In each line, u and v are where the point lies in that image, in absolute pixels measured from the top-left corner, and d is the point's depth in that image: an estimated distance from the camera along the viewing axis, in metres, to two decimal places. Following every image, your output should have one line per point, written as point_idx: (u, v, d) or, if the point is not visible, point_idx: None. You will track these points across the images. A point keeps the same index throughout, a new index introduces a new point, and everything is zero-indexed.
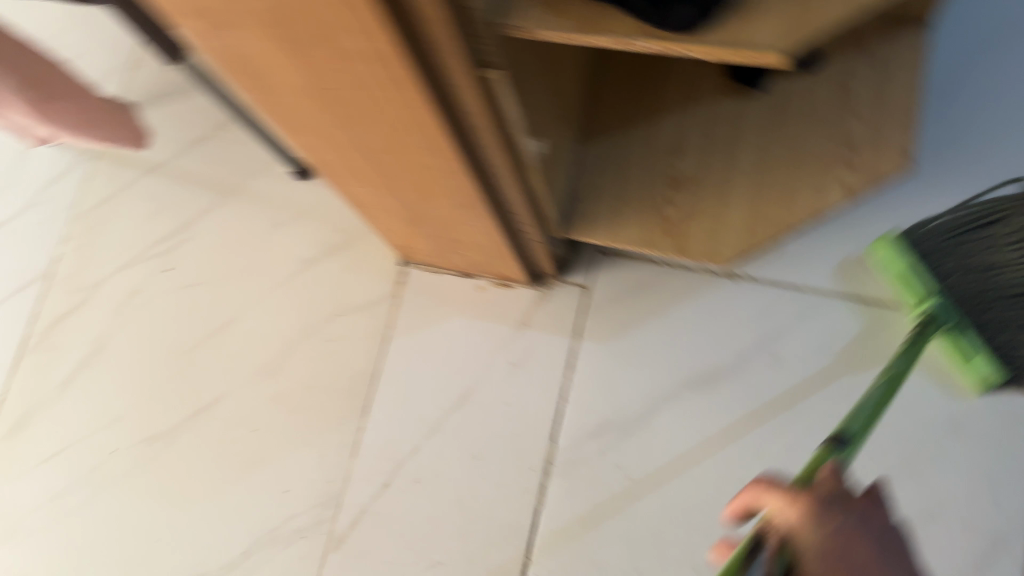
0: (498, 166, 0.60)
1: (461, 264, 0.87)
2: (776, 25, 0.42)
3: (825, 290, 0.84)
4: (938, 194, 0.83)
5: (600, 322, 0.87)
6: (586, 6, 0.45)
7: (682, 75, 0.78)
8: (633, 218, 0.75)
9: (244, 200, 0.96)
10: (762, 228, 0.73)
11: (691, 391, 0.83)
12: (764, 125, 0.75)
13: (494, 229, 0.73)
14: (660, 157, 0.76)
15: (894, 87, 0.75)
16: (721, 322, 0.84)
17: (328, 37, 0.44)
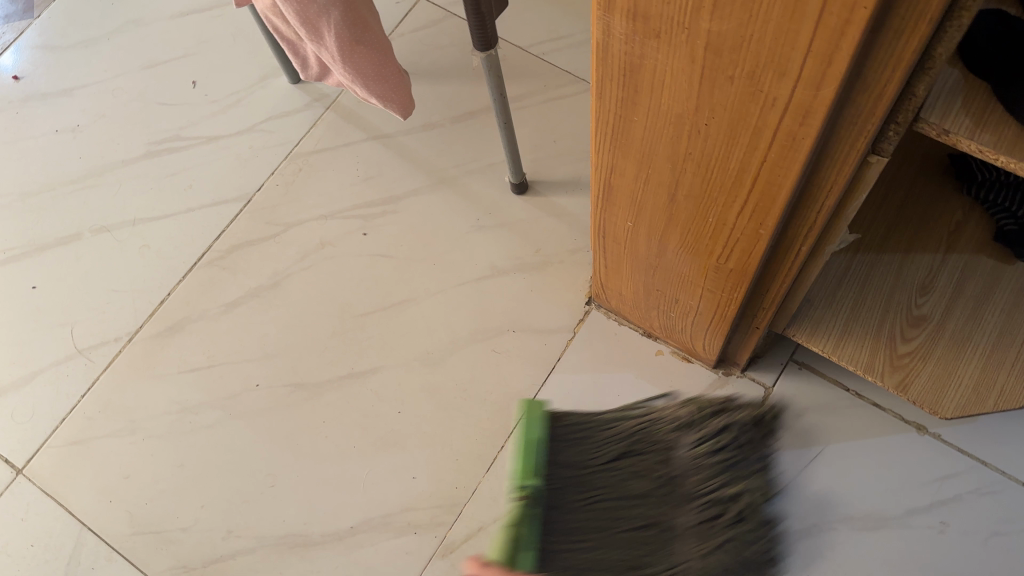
0: (801, 252, 0.60)
1: (652, 323, 0.87)
2: None
3: (1014, 474, 0.81)
4: None
5: (773, 428, 0.84)
6: (1020, 129, 0.45)
7: (946, 223, 0.76)
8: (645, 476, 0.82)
9: (457, 193, 0.98)
10: (990, 395, 0.72)
11: (848, 527, 0.80)
12: (1013, 296, 0.75)
13: (729, 304, 0.72)
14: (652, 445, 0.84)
15: None
16: (896, 470, 0.82)
17: (751, 78, 0.45)
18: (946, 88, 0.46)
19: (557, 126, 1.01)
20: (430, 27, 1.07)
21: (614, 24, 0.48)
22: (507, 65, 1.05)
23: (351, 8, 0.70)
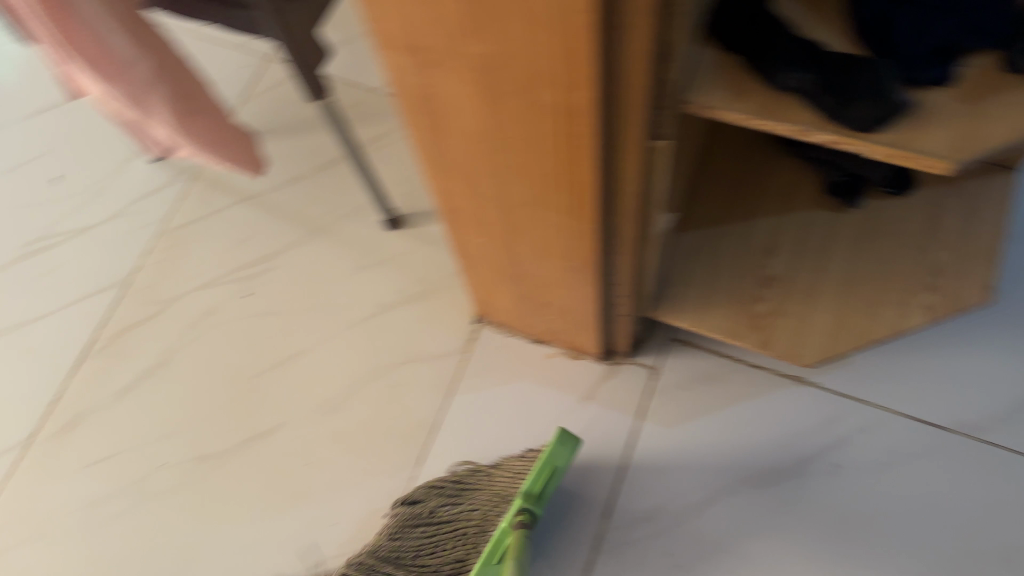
0: (631, 237, 0.63)
1: (535, 329, 0.90)
2: (950, 138, 0.46)
3: (891, 407, 0.86)
4: (1001, 334, 0.88)
5: (666, 406, 0.88)
6: (771, 94, 0.48)
7: (779, 184, 0.83)
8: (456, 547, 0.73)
9: (330, 241, 1.00)
10: (846, 336, 0.77)
11: (749, 487, 0.83)
12: (851, 243, 0.80)
13: (590, 298, 0.75)
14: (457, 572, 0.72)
15: (979, 222, 0.80)
16: (786, 423, 0.86)
17: (524, 89, 0.48)
18: (706, 67, 0.50)
19: None
20: (281, 86, 1.09)
21: (397, 60, 0.51)
22: (362, 111, 1.08)
23: (178, 79, 0.72)
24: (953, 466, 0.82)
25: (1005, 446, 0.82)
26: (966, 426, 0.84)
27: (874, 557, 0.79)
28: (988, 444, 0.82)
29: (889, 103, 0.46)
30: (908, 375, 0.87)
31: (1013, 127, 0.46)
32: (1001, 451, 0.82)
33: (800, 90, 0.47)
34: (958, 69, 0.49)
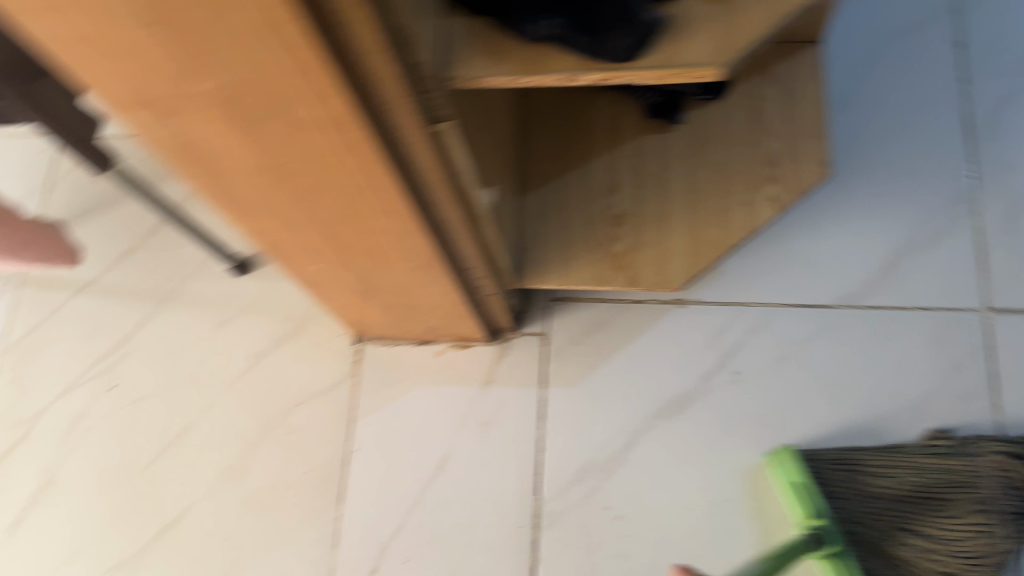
0: (458, 222, 0.61)
1: (415, 332, 0.87)
2: (709, 43, 0.45)
3: (773, 300, 0.86)
4: (854, 199, 0.88)
5: (565, 367, 0.87)
6: (530, 47, 0.47)
7: (605, 121, 0.82)
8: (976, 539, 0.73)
9: (182, 304, 0.94)
10: (705, 251, 0.77)
11: (664, 419, 0.84)
12: (687, 155, 0.80)
13: (451, 289, 0.73)
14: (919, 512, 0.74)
15: (800, 101, 0.80)
16: (680, 349, 0.86)
17: (279, 112, 0.45)
18: (455, 37, 0.47)
19: None
20: None
21: (136, 119, 0.46)
22: None
23: None
24: (846, 343, 0.84)
25: (887, 303, 0.84)
26: (848, 297, 0.85)
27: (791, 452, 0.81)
28: (871, 307, 0.84)
29: (644, 23, 0.45)
30: (779, 266, 0.87)
31: (764, 14, 0.46)
32: (883, 309, 0.84)
33: (555, 36, 0.46)
34: None
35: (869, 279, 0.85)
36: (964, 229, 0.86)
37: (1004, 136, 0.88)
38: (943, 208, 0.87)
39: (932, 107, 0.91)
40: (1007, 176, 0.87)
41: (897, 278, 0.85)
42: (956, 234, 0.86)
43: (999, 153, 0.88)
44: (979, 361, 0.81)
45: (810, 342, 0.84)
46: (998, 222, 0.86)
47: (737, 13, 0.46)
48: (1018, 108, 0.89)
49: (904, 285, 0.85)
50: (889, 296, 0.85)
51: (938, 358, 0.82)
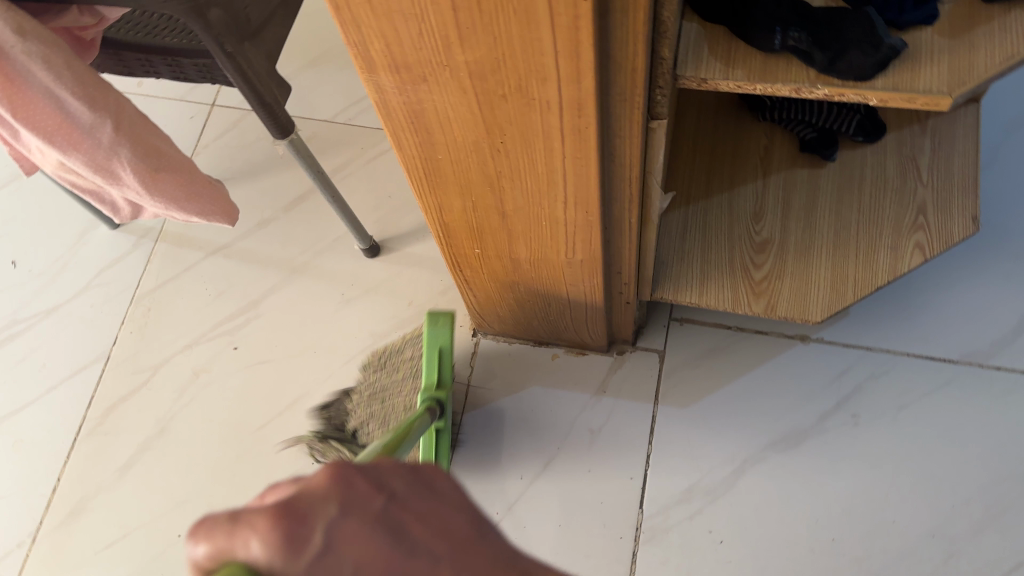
0: (631, 222, 0.63)
1: (538, 332, 0.89)
2: (943, 73, 0.47)
3: (896, 348, 0.87)
4: (986, 263, 0.90)
5: (679, 387, 0.88)
6: (764, 55, 0.48)
7: (755, 149, 0.84)
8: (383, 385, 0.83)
9: (310, 277, 0.98)
10: (846, 288, 0.77)
11: (775, 451, 0.84)
12: (834, 193, 0.82)
13: (594, 292, 0.75)
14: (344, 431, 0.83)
15: (954, 155, 0.81)
16: (799, 385, 0.87)
17: (522, 90, 0.47)
18: (690, 38, 0.49)
19: (385, 181, 1.03)
20: (231, 129, 1.07)
21: (383, 81, 0.49)
22: (318, 141, 1.06)
23: (137, 140, 0.69)
24: (968, 400, 0.84)
25: (1013, 367, 0.84)
26: (974, 355, 0.85)
27: (902, 500, 0.81)
28: (997, 367, 0.85)
29: (886, 47, 0.47)
30: (909, 316, 0.88)
31: (1000, 53, 0.47)
32: (1009, 371, 0.84)
33: (793, 49, 0.48)
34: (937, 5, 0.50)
35: (997, 341, 0.86)
36: None
37: None
38: None
39: None
40: None
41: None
42: None
43: None
44: None
45: (929, 393, 0.84)
46: None
47: (972, 49, 0.48)
48: None
49: None
50: (1016, 360, 0.85)
51: None
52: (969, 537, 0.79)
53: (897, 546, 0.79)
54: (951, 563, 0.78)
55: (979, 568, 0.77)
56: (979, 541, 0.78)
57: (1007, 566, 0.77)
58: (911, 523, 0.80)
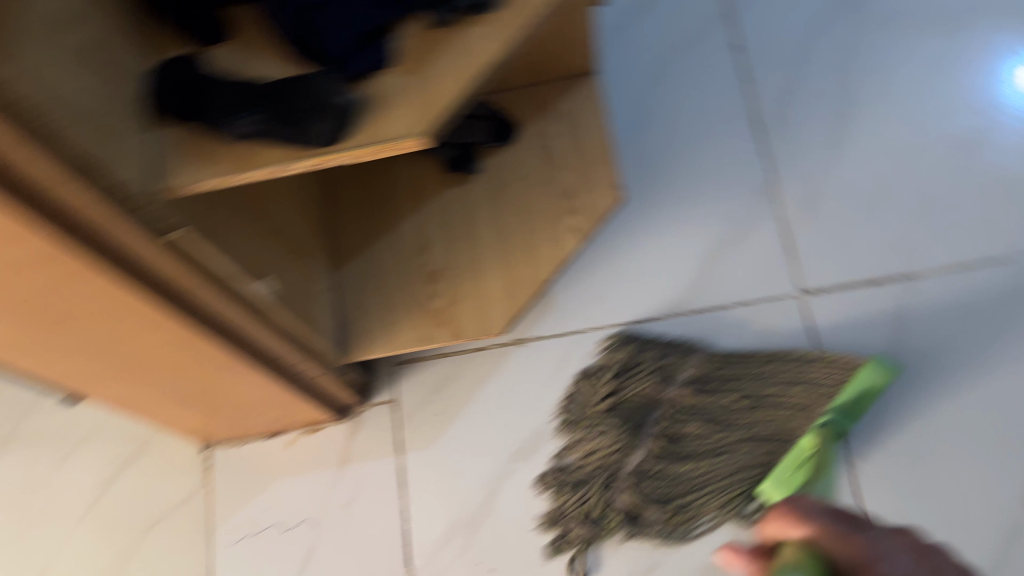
0: (245, 319, 0.61)
1: (258, 426, 0.85)
2: (410, 110, 0.46)
3: (604, 323, 0.89)
4: (663, 212, 0.92)
5: (417, 431, 0.87)
6: (236, 144, 0.47)
7: (405, 182, 0.83)
8: (703, 432, 0.82)
9: (15, 448, 0.89)
10: (519, 289, 0.79)
11: (520, 462, 0.85)
12: (489, 201, 0.82)
13: (270, 382, 0.72)
14: (612, 481, 0.82)
15: (584, 132, 0.84)
16: (526, 390, 0.87)
17: None
18: (161, 146, 0.45)
19: None
20: None
21: None
22: None
23: None
24: (677, 350, 0.86)
25: (708, 307, 0.88)
26: (674, 306, 0.88)
27: (645, 468, 0.83)
28: (695, 312, 0.88)
29: (335, 107, 0.46)
30: (608, 287, 0.90)
31: (459, 72, 0.47)
32: (706, 312, 0.88)
33: (256, 132, 0.46)
34: (394, 45, 0.49)
35: (689, 287, 0.89)
36: (767, 222, 0.90)
37: (788, 129, 0.93)
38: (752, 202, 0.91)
39: (721, 109, 0.95)
40: (797, 166, 0.92)
41: (714, 278, 0.89)
42: (761, 228, 0.90)
43: (788, 145, 0.93)
44: (801, 344, 0.85)
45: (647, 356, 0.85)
46: (796, 209, 0.90)
47: (433, 76, 0.47)
48: (795, 101, 0.94)
49: (722, 284, 0.89)
50: (708, 299, 0.88)
51: (765, 349, 0.85)
52: (711, 482, 0.82)
53: (651, 512, 0.82)
54: (701, 510, 0.81)
55: (726, 506, 0.81)
56: None
57: (749, 493, 0.81)
58: None
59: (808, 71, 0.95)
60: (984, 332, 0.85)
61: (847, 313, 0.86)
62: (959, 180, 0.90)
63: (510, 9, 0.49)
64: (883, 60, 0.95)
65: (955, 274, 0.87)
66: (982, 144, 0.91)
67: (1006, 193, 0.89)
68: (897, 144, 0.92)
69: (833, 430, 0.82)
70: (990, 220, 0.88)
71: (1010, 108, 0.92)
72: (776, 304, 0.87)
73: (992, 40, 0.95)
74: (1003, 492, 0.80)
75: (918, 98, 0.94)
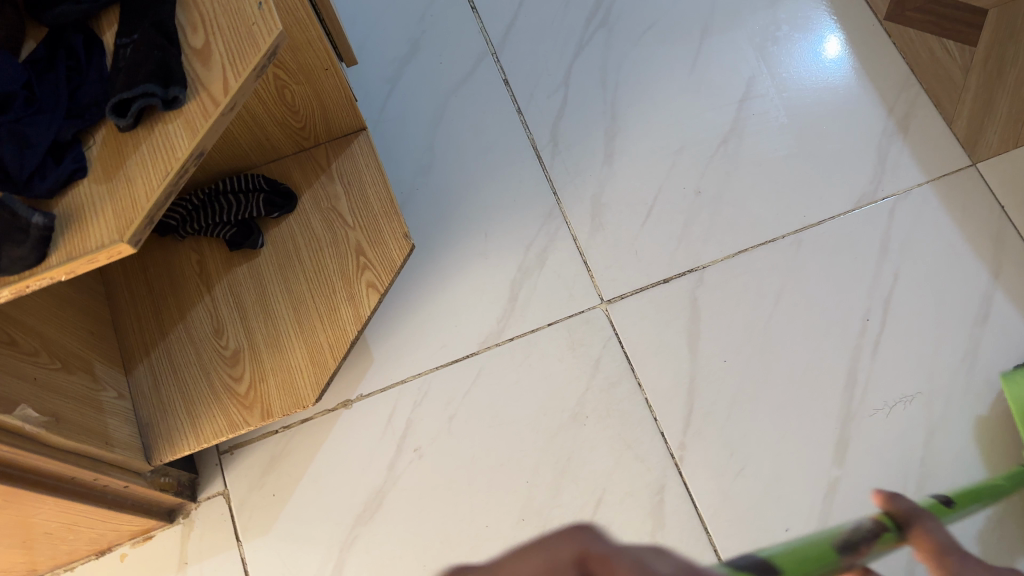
0: (12, 451, 0.59)
1: (82, 549, 0.81)
2: (109, 220, 0.46)
3: (425, 367, 0.89)
4: (463, 250, 0.94)
5: (254, 517, 0.84)
6: None
7: (189, 269, 0.81)
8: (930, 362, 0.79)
9: None
10: (325, 355, 0.79)
11: (364, 524, 0.84)
12: (279, 273, 0.81)
13: (68, 506, 0.68)
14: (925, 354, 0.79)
15: (366, 188, 0.85)
16: (357, 451, 0.86)
17: None
18: None
19: None
20: None
21: None
22: None
23: None
24: (495, 382, 0.88)
25: (521, 333, 0.90)
26: (488, 339, 0.90)
27: (485, 504, 0.84)
28: (508, 342, 0.90)
29: (34, 229, 0.45)
30: (422, 331, 0.91)
31: (155, 175, 0.47)
32: (518, 339, 0.90)
33: None
34: (86, 149, 0.48)
35: (500, 318, 0.91)
36: (563, 239, 0.93)
37: (566, 147, 0.97)
38: (526, 221, 0.95)
39: (503, 140, 0.98)
40: (581, 182, 0.95)
41: (522, 305, 0.91)
42: (559, 246, 0.93)
43: (566, 164, 0.96)
44: (614, 350, 0.88)
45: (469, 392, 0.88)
46: (586, 221, 0.94)
47: (128, 182, 0.47)
48: (569, 120, 0.98)
49: (531, 308, 0.91)
50: (519, 324, 0.90)
51: (580, 363, 0.88)
52: (551, 503, 0.83)
53: (499, 546, 0.82)
54: (546, 533, 0.82)
55: (568, 523, 0.82)
56: (559, 500, 0.83)
57: (587, 506, 0.83)
58: (502, 516, 0.83)
59: (576, 90, 1.00)
60: (862, 281, 0.88)
61: (680, 309, 0.89)
62: (733, 166, 0.94)
63: (199, 97, 0.49)
64: (644, 66, 1.00)
65: (739, 254, 0.90)
66: (748, 126, 0.96)
67: (776, 173, 0.93)
68: (670, 140, 0.96)
69: (658, 428, 0.84)
70: (768, 193, 0.92)
71: (769, 86, 0.97)
72: (587, 320, 0.90)
73: (740, 29, 1.00)
74: (827, 445, 0.83)
75: (684, 95, 0.98)
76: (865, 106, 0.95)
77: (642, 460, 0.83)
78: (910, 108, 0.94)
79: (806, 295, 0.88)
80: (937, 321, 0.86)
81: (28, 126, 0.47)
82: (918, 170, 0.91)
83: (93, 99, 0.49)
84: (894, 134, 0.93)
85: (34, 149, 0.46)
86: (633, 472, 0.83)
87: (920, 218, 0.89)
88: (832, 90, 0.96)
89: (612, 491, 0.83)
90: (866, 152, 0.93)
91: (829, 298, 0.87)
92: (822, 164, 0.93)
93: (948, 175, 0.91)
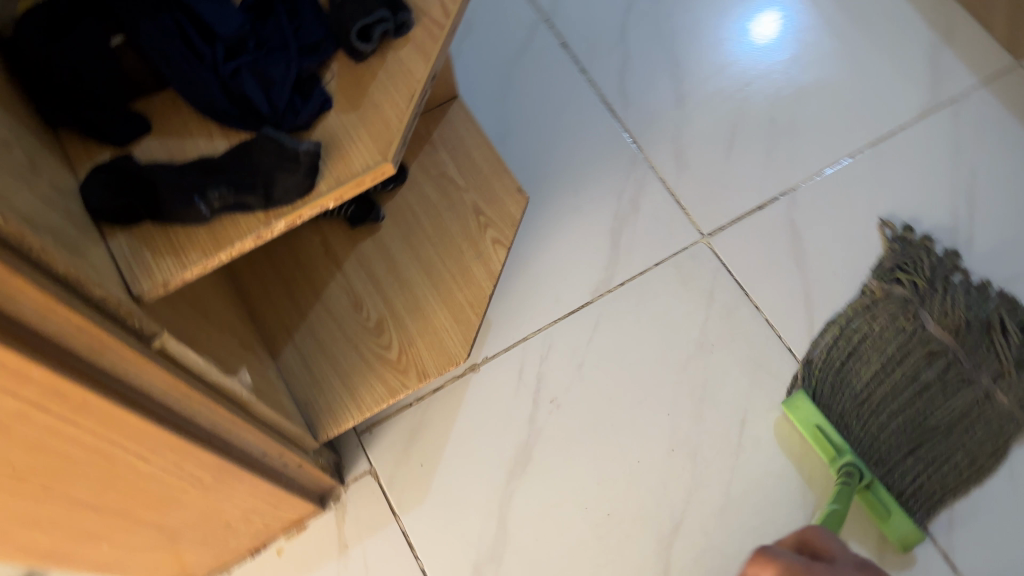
0: (229, 420, 0.58)
1: (245, 546, 0.80)
2: (368, 144, 0.47)
3: (545, 322, 0.90)
4: (556, 205, 0.95)
5: (407, 491, 0.84)
6: (208, 223, 0.46)
7: (314, 250, 0.82)
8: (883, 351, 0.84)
9: None
10: (467, 313, 0.79)
11: (518, 479, 0.84)
12: (404, 242, 0.82)
13: (257, 487, 0.67)
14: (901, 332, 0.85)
15: (471, 150, 0.86)
16: (496, 411, 0.87)
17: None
18: (124, 256, 0.43)
19: None
20: None
21: None
22: None
23: None
24: (616, 325, 0.90)
25: (631, 276, 0.92)
26: (600, 287, 0.92)
27: (634, 442, 0.85)
28: (620, 286, 0.91)
29: (304, 156, 0.46)
30: (535, 286, 0.92)
31: (401, 98, 0.49)
32: (629, 281, 0.92)
33: (228, 205, 0.45)
34: (324, 83, 0.50)
35: (608, 264, 0.92)
36: (652, 183, 0.96)
37: (636, 97, 1.00)
38: (616, 169, 0.97)
39: (573, 98, 1.00)
40: (658, 128, 0.98)
41: (626, 249, 0.93)
42: (650, 190, 0.95)
43: (640, 112, 0.99)
44: (724, 280, 0.91)
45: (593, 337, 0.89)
46: (671, 163, 0.96)
47: (376, 108, 0.49)
48: (634, 72, 1.01)
49: (635, 252, 0.93)
50: (627, 268, 0.92)
51: (694, 295, 0.90)
52: (697, 430, 0.85)
53: (654, 479, 0.83)
54: (698, 460, 0.83)
55: (717, 446, 0.84)
56: (704, 426, 0.85)
57: (732, 429, 0.84)
58: (651, 451, 0.84)
59: (634, 44, 1.03)
60: (944, 178, 0.93)
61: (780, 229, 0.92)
62: (798, 94, 0.99)
63: (423, 20, 0.52)
64: (693, 16, 1.05)
65: (824, 170, 0.95)
66: (804, 59, 1.01)
67: (839, 96, 0.98)
68: (734, 79, 1.00)
69: (783, 343, 0.87)
70: (837, 114, 0.97)
71: (812, 22, 1.03)
72: (693, 254, 0.92)
73: None
74: None
75: (736, 37, 1.03)
76: (907, 25, 1.02)
77: (775, 375, 0.86)
78: (948, 23, 1.01)
79: (896, 199, 0.93)
80: (1021, 206, 0.91)
81: (267, 64, 0.48)
82: (970, 76, 0.98)
83: (319, 37, 0.50)
84: (940, 46, 1.00)
85: (283, 83, 0.48)
86: (768, 388, 0.86)
87: (985, 117, 0.95)
88: (870, 18, 1.03)
89: (754, 410, 0.85)
90: (919, 66, 0.99)
91: (918, 200, 0.92)
92: (881, 82, 0.99)
93: (998, 76, 0.97)
